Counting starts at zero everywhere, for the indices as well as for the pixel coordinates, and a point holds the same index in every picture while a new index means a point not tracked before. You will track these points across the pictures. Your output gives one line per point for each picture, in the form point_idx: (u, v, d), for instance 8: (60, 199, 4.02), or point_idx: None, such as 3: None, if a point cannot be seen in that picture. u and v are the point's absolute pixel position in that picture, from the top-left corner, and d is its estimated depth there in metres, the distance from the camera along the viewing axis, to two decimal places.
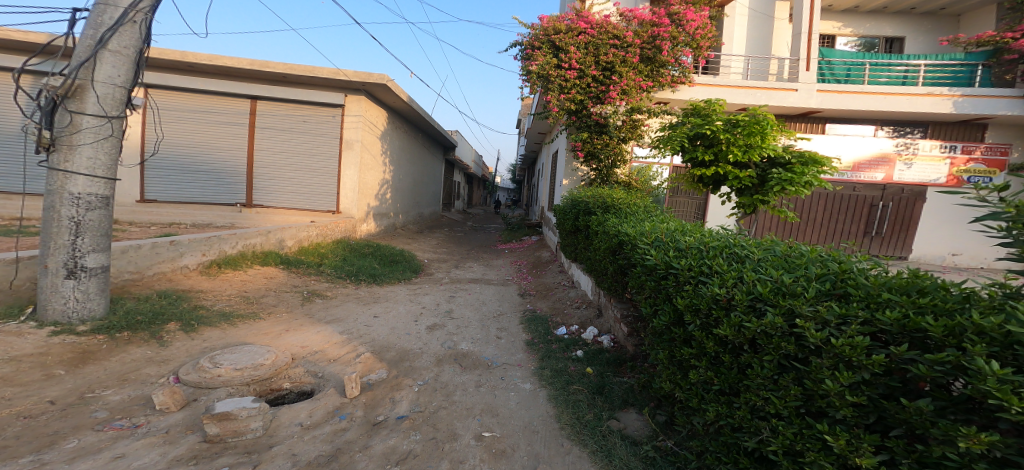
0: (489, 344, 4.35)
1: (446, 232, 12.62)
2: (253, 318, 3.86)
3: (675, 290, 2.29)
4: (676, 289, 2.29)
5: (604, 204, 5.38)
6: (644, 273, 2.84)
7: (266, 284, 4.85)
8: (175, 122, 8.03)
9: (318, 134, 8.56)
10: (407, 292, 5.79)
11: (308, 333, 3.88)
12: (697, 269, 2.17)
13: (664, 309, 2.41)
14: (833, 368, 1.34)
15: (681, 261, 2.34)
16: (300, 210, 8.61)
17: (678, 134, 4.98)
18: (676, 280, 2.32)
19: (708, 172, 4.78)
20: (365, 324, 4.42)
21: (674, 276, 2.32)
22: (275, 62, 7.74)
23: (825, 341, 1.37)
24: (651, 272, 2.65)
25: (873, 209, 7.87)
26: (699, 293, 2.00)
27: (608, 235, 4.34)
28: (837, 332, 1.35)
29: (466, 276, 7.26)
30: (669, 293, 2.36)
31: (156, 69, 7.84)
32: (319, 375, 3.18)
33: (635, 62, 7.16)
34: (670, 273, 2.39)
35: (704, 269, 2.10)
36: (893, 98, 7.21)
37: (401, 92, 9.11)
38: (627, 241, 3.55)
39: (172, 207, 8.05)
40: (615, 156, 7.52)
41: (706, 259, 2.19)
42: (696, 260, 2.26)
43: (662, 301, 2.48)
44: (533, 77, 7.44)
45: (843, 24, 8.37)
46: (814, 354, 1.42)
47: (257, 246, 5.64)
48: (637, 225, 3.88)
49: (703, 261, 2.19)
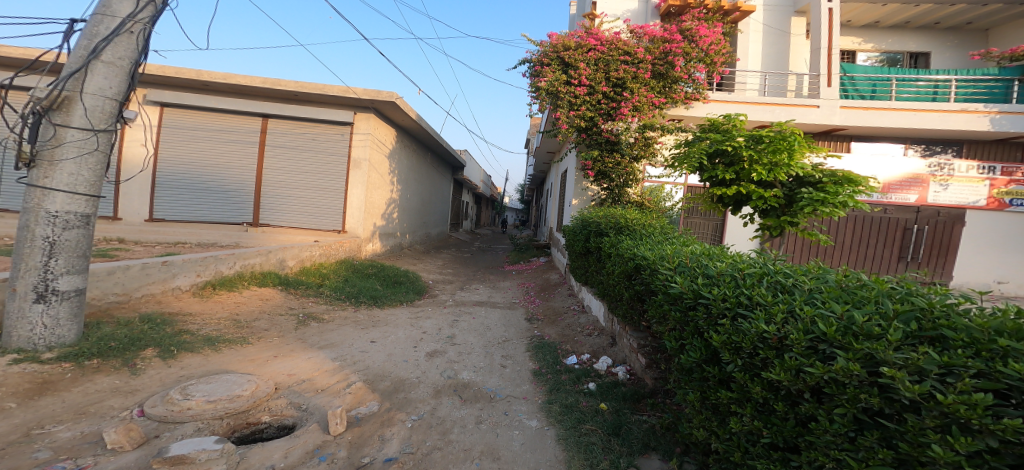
0: (493, 373, 4.00)
1: (453, 252, 12.41)
2: (240, 343, 3.62)
3: (709, 324, 2.10)
4: (710, 323, 2.10)
5: (617, 225, 5.10)
6: (666, 302, 2.64)
7: (260, 306, 4.64)
8: (187, 141, 8.12)
9: (327, 153, 8.55)
10: (409, 316, 5.51)
11: (297, 360, 3.62)
12: (737, 300, 1.98)
13: (693, 345, 2.23)
14: (937, 430, 1.12)
15: (713, 291, 2.16)
16: (305, 229, 8.53)
17: (695, 152, 4.74)
18: (708, 312, 2.13)
19: (731, 190, 4.49)
20: (361, 350, 4.14)
21: (707, 308, 2.14)
22: (287, 80, 7.85)
23: (924, 396, 1.16)
24: (677, 302, 2.47)
25: (907, 232, 7.40)
26: (741, 329, 1.81)
27: (622, 255, 4.09)
28: (943, 385, 1.14)
29: (472, 298, 6.97)
30: (701, 327, 2.16)
31: (172, 89, 8.01)
32: (302, 407, 2.88)
33: (646, 79, 7.04)
34: (702, 304, 2.21)
35: (743, 301, 1.93)
36: (925, 115, 6.86)
37: (410, 111, 9.13)
38: (642, 263, 3.36)
39: (178, 225, 8.04)
40: (628, 175, 7.27)
41: (744, 289, 2.01)
42: (730, 290, 2.08)
43: (692, 335, 2.28)
44: (542, 94, 7.35)
45: (863, 39, 8.16)
46: (909, 410, 1.20)
47: (257, 266, 5.48)
48: (653, 246, 3.68)
49: (742, 291, 2.01)
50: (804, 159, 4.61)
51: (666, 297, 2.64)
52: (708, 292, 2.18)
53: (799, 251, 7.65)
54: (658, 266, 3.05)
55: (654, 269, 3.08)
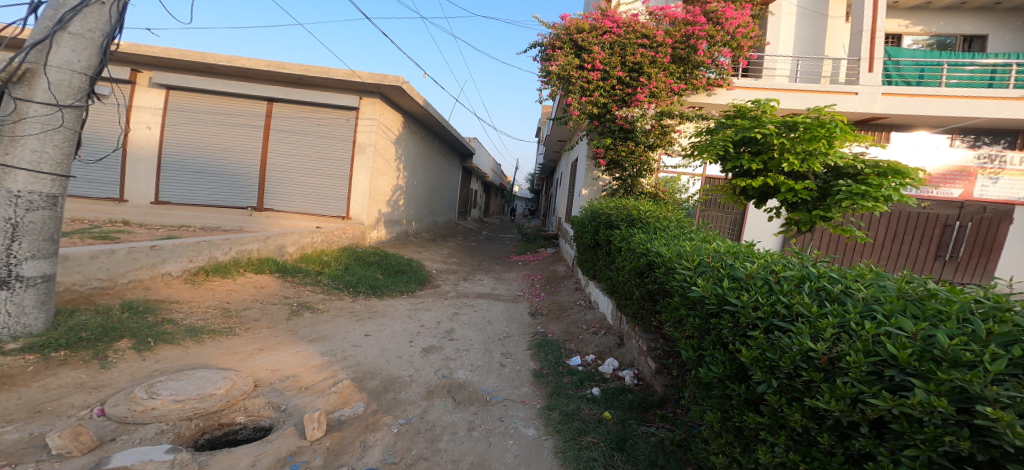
0: (491, 373, 3.77)
1: (460, 241, 12.20)
2: (225, 334, 3.46)
3: (736, 335, 1.84)
4: (738, 333, 1.84)
5: (630, 217, 4.77)
6: (683, 305, 2.36)
7: (253, 295, 4.47)
8: (191, 124, 7.99)
9: (331, 138, 8.33)
10: (408, 307, 5.30)
11: (284, 354, 3.44)
12: (773, 308, 1.72)
13: (713, 358, 1.96)
14: None
15: (742, 296, 1.89)
16: (309, 215, 8.38)
17: (718, 139, 4.36)
18: (734, 321, 1.87)
19: (757, 182, 4.10)
20: (354, 345, 3.94)
21: (735, 316, 1.88)
22: (292, 63, 7.60)
23: None
24: (697, 305, 2.21)
25: (946, 229, 6.83)
26: (779, 344, 1.55)
27: (632, 253, 3.77)
28: None
29: (475, 289, 6.73)
30: (726, 338, 1.90)
31: (177, 71, 7.86)
32: (282, 407, 2.69)
33: (665, 63, 6.57)
34: (728, 311, 1.94)
35: (781, 311, 1.67)
36: (978, 102, 6.31)
37: (417, 96, 8.82)
38: (654, 258, 3.09)
39: (182, 209, 7.98)
40: (642, 165, 6.85)
41: (781, 296, 1.75)
42: (763, 296, 1.82)
43: (713, 345, 2.02)
44: (553, 78, 6.96)
45: (911, 22, 7.53)
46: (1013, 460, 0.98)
47: (255, 252, 5.31)
48: (666, 241, 3.38)
49: (778, 298, 1.75)
50: (842, 149, 4.18)
51: (683, 299, 2.38)
52: (737, 297, 1.92)
53: (828, 247, 7.13)
54: (673, 264, 2.77)
55: (668, 267, 2.79)
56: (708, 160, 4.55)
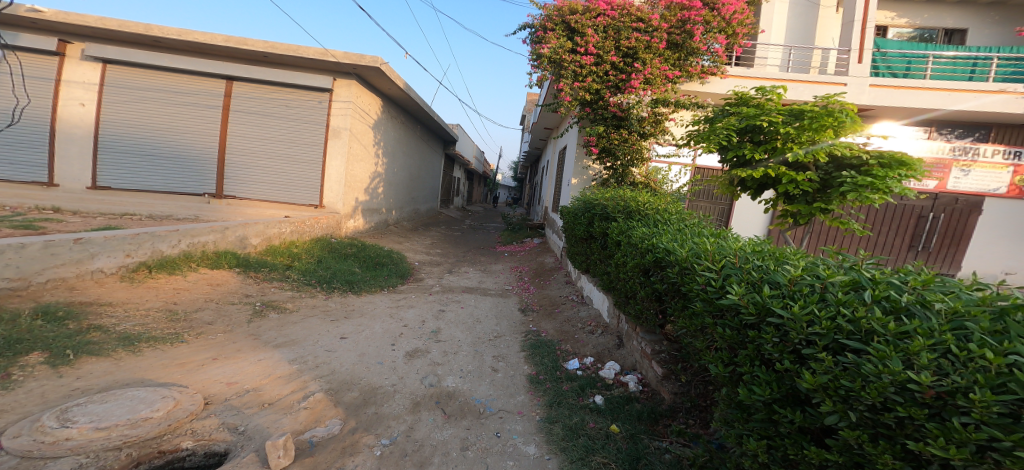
0: (483, 380, 3.43)
1: (442, 230, 11.70)
2: (170, 341, 2.95)
3: (786, 353, 1.49)
4: (788, 350, 1.49)
5: (628, 209, 4.47)
6: (709, 312, 2.03)
7: (207, 294, 3.92)
8: (135, 101, 7.11)
9: (300, 120, 7.62)
10: (389, 304, 4.86)
11: (243, 363, 2.96)
12: (835, 321, 1.36)
13: (755, 376, 1.61)
14: None
15: (790, 306, 1.53)
16: (276, 203, 7.70)
17: (720, 126, 4.09)
18: (780, 336, 1.52)
19: (759, 172, 3.82)
20: (327, 350, 3.49)
21: (782, 330, 1.52)
22: (255, 40, 6.84)
23: None
24: (727, 314, 1.84)
25: (920, 220, 6.98)
26: (854, 370, 1.19)
27: (633, 255, 3.44)
28: None
29: (461, 283, 6.33)
30: (771, 356, 1.55)
31: (116, 43, 6.93)
32: (240, 429, 2.25)
33: (661, 49, 6.31)
34: (772, 323, 1.58)
35: (845, 326, 1.30)
36: (959, 95, 6.39)
37: (397, 78, 8.19)
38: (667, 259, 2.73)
39: (128, 195, 7.13)
40: (634, 153, 6.59)
41: (840, 306, 1.38)
42: (815, 304, 1.46)
43: (753, 362, 1.67)
44: (544, 62, 6.59)
45: (896, 14, 7.61)
46: None
47: (210, 245, 4.71)
48: (676, 238, 3.04)
49: (836, 309, 1.39)
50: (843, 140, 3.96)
51: (710, 307, 2.01)
52: (783, 306, 1.55)
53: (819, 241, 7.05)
54: (693, 265, 2.40)
55: (687, 270, 2.43)
56: (706, 148, 4.29)
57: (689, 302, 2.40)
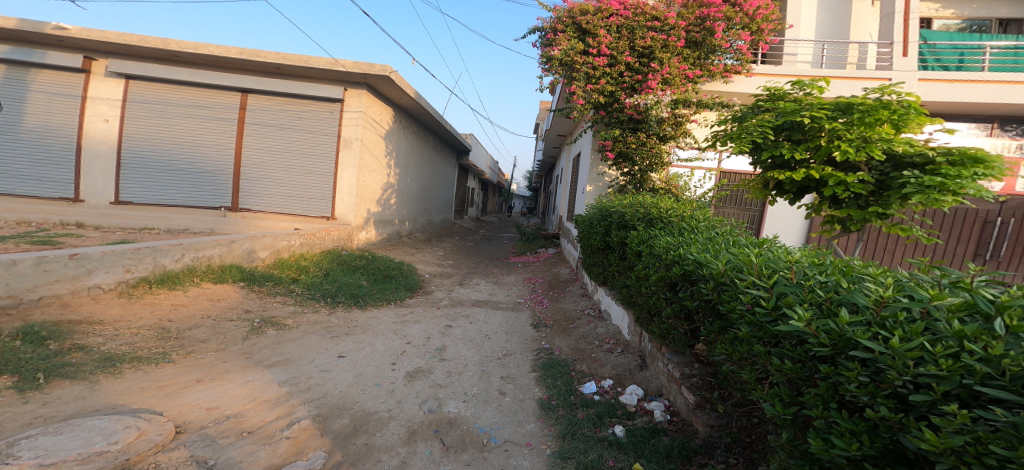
0: (489, 405, 3.11)
1: (456, 241, 11.52)
2: (155, 362, 2.78)
3: (880, 398, 1.17)
4: (883, 395, 1.18)
5: (648, 216, 4.11)
6: (759, 339, 1.70)
7: (205, 310, 3.78)
8: (155, 117, 7.29)
9: (313, 132, 7.64)
10: (394, 320, 4.61)
11: (228, 386, 2.75)
12: (958, 360, 1.06)
13: (835, 425, 1.28)
14: None
15: (883, 337, 1.22)
16: (289, 216, 7.69)
17: (752, 122, 3.69)
18: (872, 374, 1.21)
19: (803, 173, 3.43)
20: (322, 370, 3.25)
21: (873, 367, 1.21)
22: (268, 51, 6.92)
23: None
24: (785, 343, 1.51)
25: (985, 226, 6.12)
26: (1012, 434, 0.89)
27: (656, 269, 3.08)
28: None
29: (471, 296, 6.05)
30: (857, 400, 1.23)
31: (138, 59, 7.16)
32: (209, 463, 2.01)
33: (679, 47, 5.98)
34: (856, 358, 1.27)
35: (982, 370, 1.01)
36: (1021, 88, 5.70)
37: (408, 88, 8.15)
38: (700, 273, 2.39)
39: (148, 210, 7.27)
40: (654, 158, 6.18)
41: (964, 341, 1.09)
42: (922, 336, 1.16)
43: (826, 405, 1.34)
44: (555, 65, 6.37)
45: (941, 5, 6.99)
46: None
47: (215, 259, 4.63)
48: (705, 248, 2.68)
49: (957, 344, 1.09)
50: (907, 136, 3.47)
51: (759, 332, 1.68)
52: (872, 337, 1.25)
53: (876, 253, 6.29)
54: (733, 280, 2.06)
55: (725, 286, 2.09)
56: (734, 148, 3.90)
57: (730, 324, 2.06)
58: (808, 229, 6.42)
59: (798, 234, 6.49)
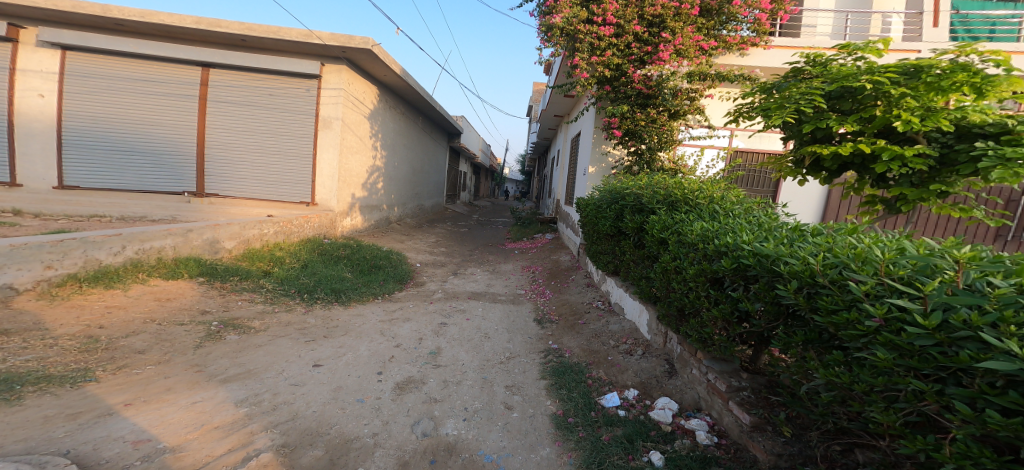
0: (495, 424, 2.60)
1: (448, 227, 10.92)
2: (71, 382, 2.17)
3: None
4: None
5: (670, 198, 3.57)
6: (906, 369, 1.05)
7: (149, 312, 3.16)
8: (101, 92, 6.47)
9: (287, 110, 6.89)
10: (381, 318, 4.03)
11: (168, 409, 2.16)
12: None
13: None
14: None
15: None
16: (264, 201, 6.99)
17: (796, 88, 2.95)
18: None
19: (850, 148, 2.75)
20: (293, 384, 2.68)
21: None
22: (230, 21, 6.13)
23: None
24: (979, 382, 0.90)
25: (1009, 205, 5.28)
26: None
27: (693, 264, 2.52)
28: None
29: (466, 288, 5.50)
30: None
31: (75, 28, 6.29)
32: None
33: (693, 16, 5.44)
34: None
35: None
36: None
37: (393, 63, 7.41)
38: (770, 270, 1.75)
39: (101, 195, 6.51)
40: (663, 135, 5.66)
41: None
42: None
43: None
44: (556, 35, 5.76)
45: None
46: None
47: (167, 251, 3.99)
48: (765, 238, 2.05)
49: None
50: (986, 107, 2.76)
51: (907, 359, 1.03)
52: None
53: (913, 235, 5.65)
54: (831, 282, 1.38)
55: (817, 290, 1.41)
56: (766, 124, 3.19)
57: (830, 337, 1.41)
58: (826, 205, 6.01)
59: (814, 208, 6.08)
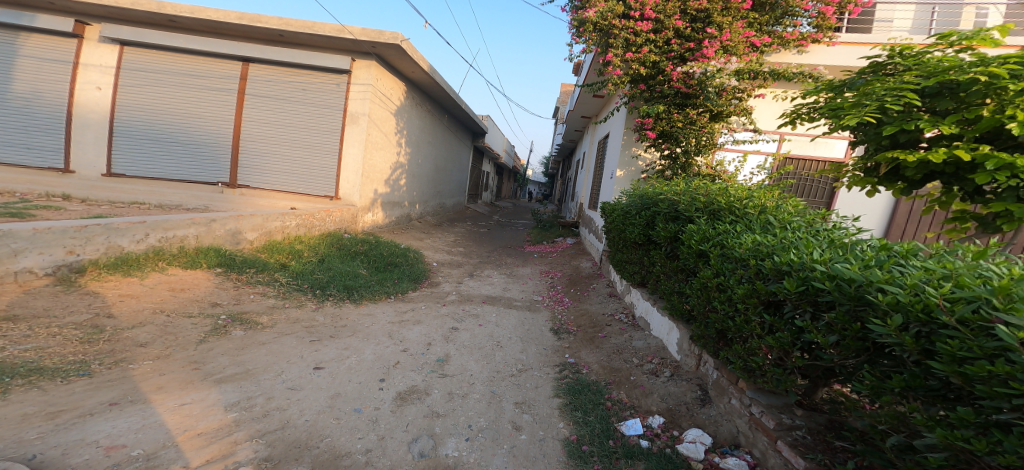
0: (500, 447, 2.33)
1: (470, 226, 10.78)
2: (62, 376, 2.12)
3: None
4: None
5: (711, 207, 3.16)
6: None
7: (160, 303, 3.15)
8: (150, 85, 6.75)
9: (318, 105, 6.93)
10: (391, 319, 3.86)
11: (154, 410, 2.06)
12: None
13: None
14: None
15: None
16: (290, 194, 7.07)
17: (879, 84, 2.42)
18: None
19: (942, 153, 2.13)
20: (289, 389, 2.53)
21: None
22: (269, 16, 6.21)
23: None
24: None
25: None
26: None
27: (741, 284, 2.14)
28: None
29: (483, 290, 5.28)
30: None
31: (132, 24, 6.59)
32: None
33: (745, 10, 4.96)
34: None
35: None
36: None
37: (422, 60, 7.32)
38: (854, 297, 1.43)
39: (142, 183, 6.81)
40: (702, 138, 5.16)
41: None
42: None
43: None
44: (589, 29, 5.41)
45: None
46: None
47: (190, 240, 4.01)
48: (841, 259, 1.68)
49: None
50: None
51: None
52: None
53: None
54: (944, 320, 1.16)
55: (927, 328, 1.17)
56: (832, 127, 2.66)
57: (941, 386, 1.15)
58: (892, 218, 5.34)
59: (878, 221, 5.43)
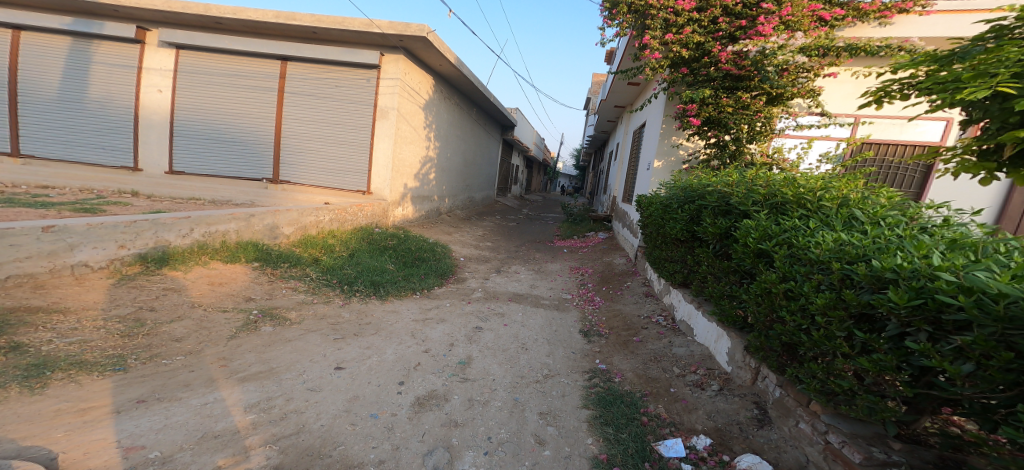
0: (521, 464, 2.15)
1: (499, 220, 10.65)
2: (99, 370, 2.21)
3: None
4: None
5: (774, 200, 2.74)
6: None
7: (199, 298, 3.28)
8: (203, 87, 7.17)
9: (352, 100, 7.03)
10: (416, 317, 3.80)
11: (176, 409, 2.08)
12: None
13: None
14: None
15: None
16: (328, 189, 7.28)
17: (1013, 48, 1.85)
18: None
19: None
20: (309, 390, 2.50)
21: None
22: (303, 14, 6.33)
23: None
24: None
25: None
26: None
27: (820, 291, 1.80)
28: None
29: (509, 288, 5.12)
30: None
31: (185, 28, 6.99)
32: None
33: None
34: None
35: None
36: None
37: (449, 52, 7.20)
38: (1004, 319, 1.17)
39: (198, 180, 7.30)
40: (756, 123, 4.59)
41: None
42: None
43: None
44: (623, 10, 4.98)
45: None
46: None
47: (231, 235, 4.18)
48: (977, 268, 1.39)
49: None
50: None
51: None
52: None
53: None
54: None
55: None
56: (938, 104, 2.09)
57: None
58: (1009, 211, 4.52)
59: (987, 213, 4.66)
